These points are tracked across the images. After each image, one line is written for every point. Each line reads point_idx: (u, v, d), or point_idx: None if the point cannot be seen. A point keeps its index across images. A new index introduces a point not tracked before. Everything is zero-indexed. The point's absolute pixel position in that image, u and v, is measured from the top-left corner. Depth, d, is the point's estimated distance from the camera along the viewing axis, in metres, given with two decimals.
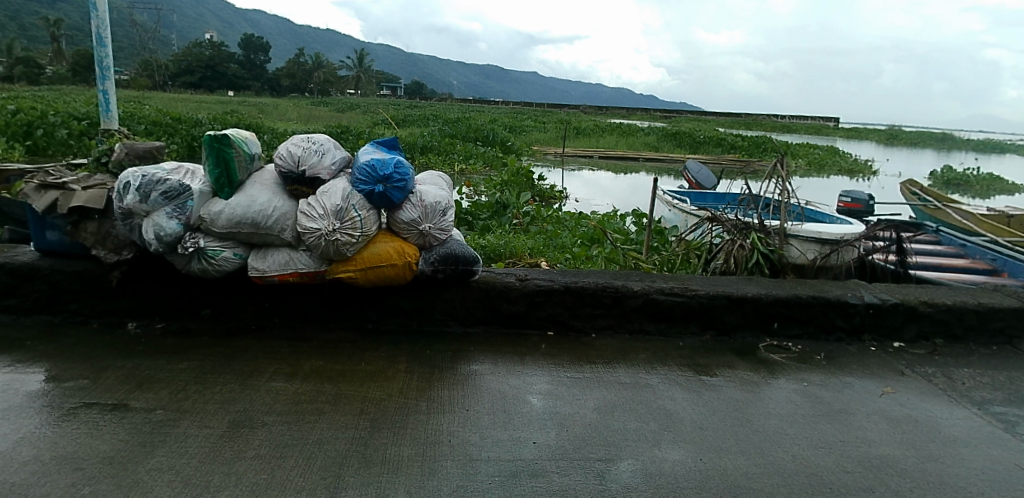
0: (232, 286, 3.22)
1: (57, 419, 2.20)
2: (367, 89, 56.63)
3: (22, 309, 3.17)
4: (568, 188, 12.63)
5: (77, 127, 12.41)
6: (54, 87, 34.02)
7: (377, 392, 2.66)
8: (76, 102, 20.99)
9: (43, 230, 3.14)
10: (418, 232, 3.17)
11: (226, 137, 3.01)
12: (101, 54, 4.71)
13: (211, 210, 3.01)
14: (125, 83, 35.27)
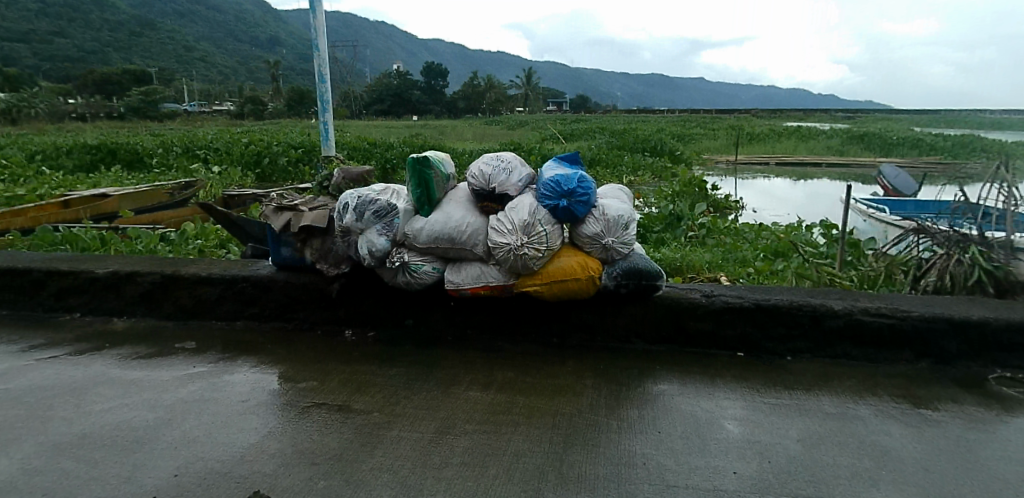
0: (430, 298, 3.43)
1: (294, 416, 2.47)
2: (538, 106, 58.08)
3: (261, 316, 3.59)
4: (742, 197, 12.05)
5: (292, 154, 14.00)
6: (270, 121, 38.62)
7: (567, 407, 2.69)
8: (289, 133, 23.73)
9: (277, 247, 3.55)
10: (601, 245, 3.18)
11: (427, 159, 3.23)
12: (321, 90, 5.27)
13: (414, 227, 3.25)
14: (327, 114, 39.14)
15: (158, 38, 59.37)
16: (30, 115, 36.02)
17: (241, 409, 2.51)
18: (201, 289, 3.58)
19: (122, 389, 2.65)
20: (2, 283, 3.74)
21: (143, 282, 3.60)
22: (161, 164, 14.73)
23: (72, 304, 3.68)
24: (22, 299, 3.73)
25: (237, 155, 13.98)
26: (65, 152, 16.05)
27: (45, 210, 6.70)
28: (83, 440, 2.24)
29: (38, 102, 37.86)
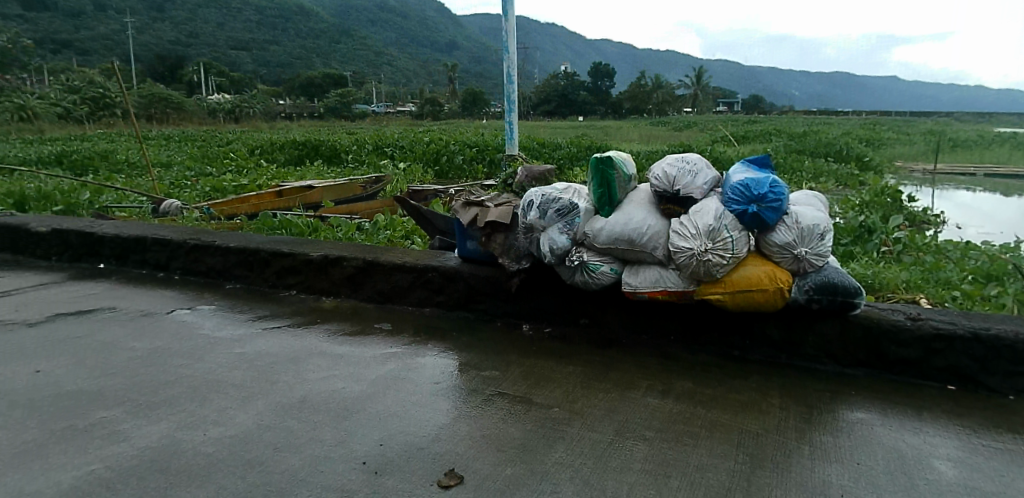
0: (608, 298, 3.40)
1: (480, 403, 2.57)
2: (708, 107, 55.93)
3: (447, 304, 3.76)
4: (942, 210, 10.77)
5: (467, 152, 14.61)
6: (445, 121, 40.54)
7: (753, 425, 2.56)
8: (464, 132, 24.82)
9: (464, 240, 3.69)
10: (792, 256, 2.98)
11: (609, 159, 3.22)
12: (509, 90, 5.44)
13: (594, 227, 3.23)
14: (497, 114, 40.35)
15: (355, 44, 64.53)
16: (248, 114, 40.71)
17: (434, 391, 2.65)
18: (396, 276, 3.83)
19: (332, 361, 2.91)
20: (236, 261, 4.27)
21: (348, 266, 3.92)
22: (355, 160, 16.01)
23: (290, 283, 4.11)
24: (251, 274, 4.23)
25: (420, 153, 15.16)
26: (276, 147, 17.97)
27: (264, 198, 7.55)
28: (303, 403, 2.48)
29: (255, 103, 42.71)
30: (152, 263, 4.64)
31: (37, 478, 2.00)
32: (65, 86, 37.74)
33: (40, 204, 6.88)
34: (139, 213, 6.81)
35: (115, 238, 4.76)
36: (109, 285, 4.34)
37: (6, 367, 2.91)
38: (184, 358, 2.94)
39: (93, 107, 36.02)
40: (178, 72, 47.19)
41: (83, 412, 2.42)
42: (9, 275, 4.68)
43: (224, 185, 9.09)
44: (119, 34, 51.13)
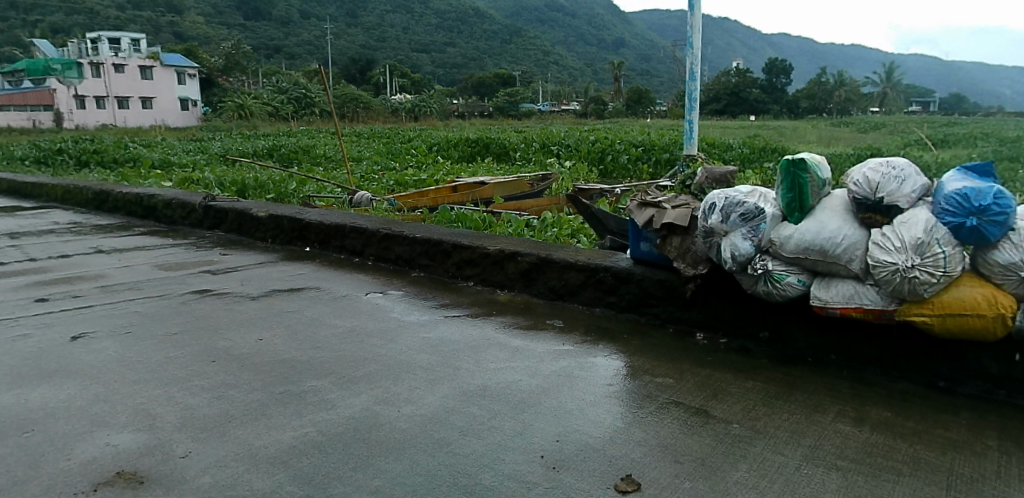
0: (793, 311, 3.15)
1: (655, 410, 2.52)
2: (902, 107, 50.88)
3: (618, 306, 3.68)
4: None
5: (633, 151, 14.42)
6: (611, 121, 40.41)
7: (966, 468, 2.27)
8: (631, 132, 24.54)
9: (638, 241, 3.58)
10: (1018, 278, 2.56)
11: (803, 161, 2.97)
12: (690, 89, 5.28)
13: (781, 234, 2.99)
14: (665, 114, 39.51)
15: (528, 44, 65.88)
16: (426, 113, 43.13)
17: (609, 393, 2.63)
18: (568, 274, 3.84)
19: (510, 353, 2.99)
20: (422, 251, 4.53)
21: (524, 262, 4.01)
22: (523, 159, 16.43)
23: (469, 274, 4.28)
24: (434, 264, 4.46)
25: (585, 152, 15.15)
26: (452, 145, 18.87)
27: (442, 193, 7.93)
28: (485, 392, 2.57)
29: (433, 102, 45.08)
30: (349, 249, 5.05)
31: (263, 435, 2.25)
32: (274, 88, 42.23)
33: (256, 192, 7.76)
34: (335, 203, 7.45)
35: (319, 224, 5.25)
36: (313, 267, 4.79)
37: (235, 334, 3.30)
38: (378, 338, 3.17)
39: (295, 106, 39.98)
40: (368, 73, 51.02)
41: (296, 379, 2.69)
42: (234, 253, 5.32)
43: (406, 180, 9.70)
44: (319, 40, 56.23)
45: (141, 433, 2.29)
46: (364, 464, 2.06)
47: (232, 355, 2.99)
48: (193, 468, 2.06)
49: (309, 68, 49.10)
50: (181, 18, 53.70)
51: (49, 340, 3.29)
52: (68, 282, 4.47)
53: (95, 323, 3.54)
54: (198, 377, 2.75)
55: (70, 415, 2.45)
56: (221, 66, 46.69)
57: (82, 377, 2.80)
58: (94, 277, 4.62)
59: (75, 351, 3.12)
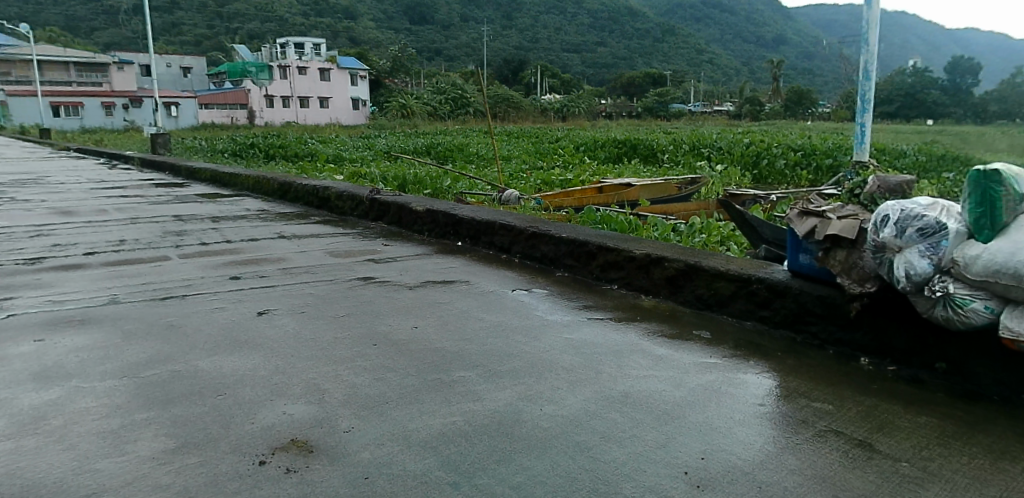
0: (977, 342, 2.81)
1: (812, 437, 2.37)
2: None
3: (772, 321, 3.49)
4: None
5: (792, 156, 13.61)
6: (768, 123, 38.44)
7: None
8: (792, 135, 23.09)
9: (796, 253, 3.39)
10: None
11: (998, 173, 2.66)
12: (864, 88, 4.89)
13: (967, 254, 2.66)
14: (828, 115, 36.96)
15: (682, 42, 64.08)
16: (574, 113, 43.32)
17: (759, 413, 2.52)
18: (718, 283, 3.70)
19: (654, 361, 2.95)
20: (567, 251, 4.56)
21: (671, 268, 3.91)
22: (673, 161, 16.05)
23: (613, 277, 4.25)
24: (578, 265, 4.48)
25: (739, 155, 14.57)
26: (600, 145, 18.81)
27: (587, 194, 7.93)
28: (628, 399, 2.55)
29: (582, 102, 45.16)
30: (497, 246, 5.19)
31: (417, 418, 2.38)
32: (432, 88, 44.20)
33: (414, 188, 8.17)
34: (486, 201, 7.68)
35: (471, 221, 5.45)
36: (465, 261, 4.98)
37: (392, 320, 3.50)
38: (523, 335, 3.24)
39: (452, 105, 41.58)
40: (520, 73, 52.03)
41: (446, 369, 2.81)
42: (394, 244, 5.65)
43: (553, 180, 9.79)
44: (476, 42, 58.14)
45: (311, 405, 2.50)
46: (507, 459, 2.11)
47: (390, 340, 3.18)
48: (355, 443, 2.22)
49: (465, 70, 50.93)
50: (354, 23, 57.74)
51: (238, 314, 3.68)
52: (254, 263, 4.96)
53: (275, 301, 3.90)
54: (360, 358, 2.96)
55: (257, 382, 2.73)
56: (386, 67, 49.66)
57: (265, 349, 3.11)
58: (276, 259, 5.10)
59: (259, 325, 3.47)
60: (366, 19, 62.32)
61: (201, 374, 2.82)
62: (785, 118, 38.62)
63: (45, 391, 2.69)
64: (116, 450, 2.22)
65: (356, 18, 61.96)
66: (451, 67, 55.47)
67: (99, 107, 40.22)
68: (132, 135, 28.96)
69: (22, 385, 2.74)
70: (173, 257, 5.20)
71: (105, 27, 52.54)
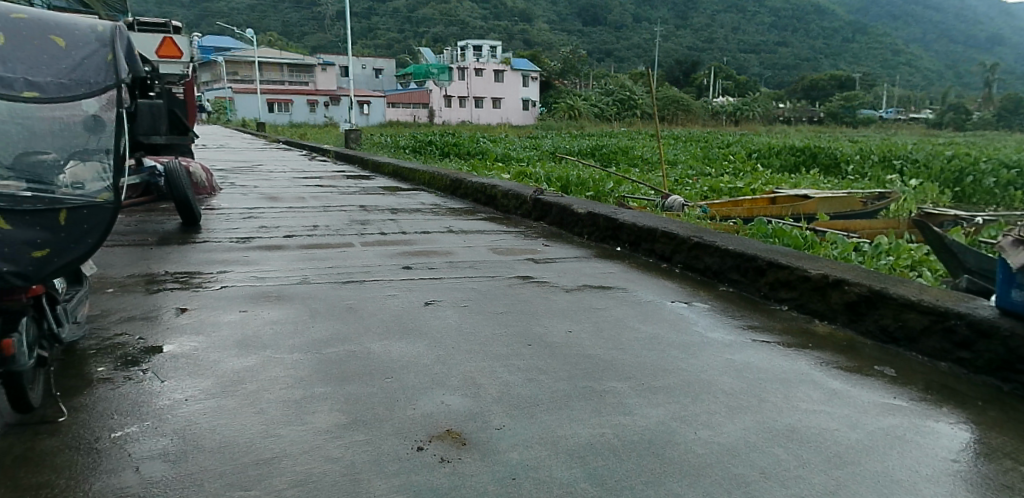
0: None
1: None
2: None
3: (973, 365, 3.03)
4: None
5: (1005, 174, 12.03)
6: (976, 132, 34.44)
7: None
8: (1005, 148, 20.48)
9: (1008, 288, 2.91)
10: None
11: None
12: None
13: None
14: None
15: (877, 43, 59.05)
16: (748, 117, 41.45)
17: (951, 470, 2.22)
18: (908, 314, 3.31)
19: (827, 396, 2.71)
20: (734, 265, 4.33)
21: (851, 292, 3.58)
22: (857, 173, 14.81)
23: (783, 297, 3.97)
24: (745, 281, 4.24)
25: (938, 169, 13.14)
26: (774, 152, 17.81)
27: (758, 205, 7.51)
28: (795, 434, 2.36)
29: (758, 105, 43.07)
30: (658, 254, 5.05)
31: (568, 426, 2.35)
32: (602, 89, 44.19)
33: (578, 189, 8.19)
34: (648, 205, 7.52)
35: (632, 226, 5.35)
36: (624, 267, 4.89)
37: (549, 322, 3.51)
38: (682, 351, 3.11)
39: (619, 107, 41.45)
40: (692, 76, 50.61)
41: (599, 377, 2.77)
42: (555, 245, 5.68)
43: (722, 187, 9.39)
44: (649, 42, 57.31)
45: (468, 398, 2.56)
46: (656, 481, 2.03)
47: (545, 342, 3.19)
48: (505, 442, 2.24)
49: (635, 71, 50.44)
50: (530, 26, 59.22)
51: (408, 302, 3.87)
52: (424, 255, 5.21)
53: (441, 293, 4.06)
54: (515, 357, 2.99)
55: (420, 370, 2.84)
56: (558, 68, 50.38)
57: (429, 338, 3.24)
58: (444, 252, 5.31)
59: (426, 315, 3.62)
60: (540, 21, 63.56)
61: (372, 356, 3.00)
62: (996, 127, 34.36)
63: (244, 357, 2.99)
64: (297, 419, 2.41)
65: (532, 21, 63.42)
66: (622, 68, 55.12)
67: (304, 104, 44.59)
68: (331, 130, 31.82)
69: (227, 350, 3.07)
70: (355, 244, 5.59)
71: (311, 32, 57.98)
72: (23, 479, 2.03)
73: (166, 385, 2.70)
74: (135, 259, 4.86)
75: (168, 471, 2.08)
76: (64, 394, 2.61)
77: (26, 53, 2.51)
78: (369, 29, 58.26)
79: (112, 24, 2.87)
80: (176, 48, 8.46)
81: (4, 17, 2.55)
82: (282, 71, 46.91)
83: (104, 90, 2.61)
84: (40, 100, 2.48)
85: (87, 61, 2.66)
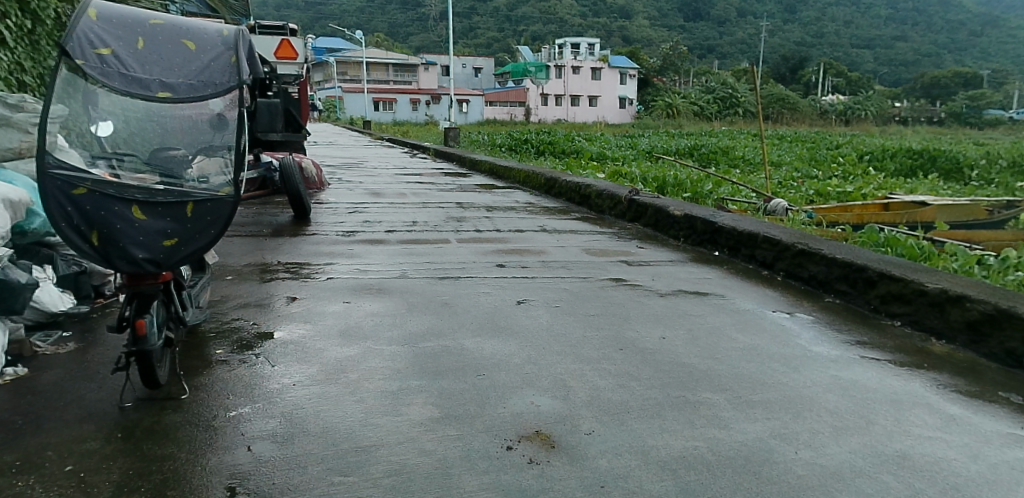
0: None
1: None
2: None
3: None
4: None
5: None
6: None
7: None
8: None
9: None
10: None
11: None
12: None
13: None
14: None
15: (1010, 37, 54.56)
16: (860, 116, 39.30)
17: None
18: None
19: (943, 421, 2.53)
20: (842, 275, 4.12)
21: (973, 310, 3.32)
22: (983, 178, 13.75)
23: (895, 311, 3.74)
24: (853, 292, 4.02)
25: None
26: (889, 154, 16.80)
27: (870, 211, 7.11)
28: (905, 461, 2.22)
29: (872, 104, 40.75)
30: (759, 260, 4.88)
31: (660, 436, 2.31)
32: (703, 87, 43.10)
33: (675, 190, 8.02)
34: (749, 209, 7.26)
35: (732, 230, 5.19)
36: (722, 272, 4.75)
37: (643, 327, 3.47)
38: (783, 364, 2.99)
39: (720, 105, 40.37)
40: (801, 73, 48.50)
41: (692, 387, 2.70)
42: (650, 248, 5.59)
43: (830, 191, 8.94)
44: (754, 38, 55.35)
45: (558, 400, 2.57)
46: None
47: (638, 347, 3.15)
48: (594, 448, 2.23)
49: (738, 68, 48.85)
50: (630, 23, 58.49)
51: (501, 300, 3.92)
52: (518, 253, 5.25)
53: (534, 293, 4.09)
54: (607, 361, 2.97)
55: (511, 369, 2.87)
56: (657, 66, 49.50)
57: (521, 337, 3.27)
58: (537, 251, 5.33)
59: (518, 314, 3.65)
60: (641, 18, 62.62)
61: (465, 353, 3.05)
62: None
63: (347, 347, 3.12)
64: (393, 410, 2.48)
65: (632, 17, 62.59)
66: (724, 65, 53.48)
67: (406, 103, 45.94)
68: (434, 128, 32.77)
69: (331, 339, 3.21)
70: (452, 240, 5.70)
71: (415, 32, 59.57)
72: (150, 451, 2.20)
73: (275, 370, 2.85)
74: (251, 249, 5.15)
75: (276, 452, 2.19)
76: (187, 374, 2.81)
77: (160, 57, 2.74)
78: (470, 28, 59.26)
79: (240, 26, 3.03)
80: (292, 49, 8.91)
81: (143, 23, 2.81)
82: (387, 71, 48.52)
83: (227, 91, 2.76)
84: (172, 100, 2.69)
85: (213, 63, 2.82)
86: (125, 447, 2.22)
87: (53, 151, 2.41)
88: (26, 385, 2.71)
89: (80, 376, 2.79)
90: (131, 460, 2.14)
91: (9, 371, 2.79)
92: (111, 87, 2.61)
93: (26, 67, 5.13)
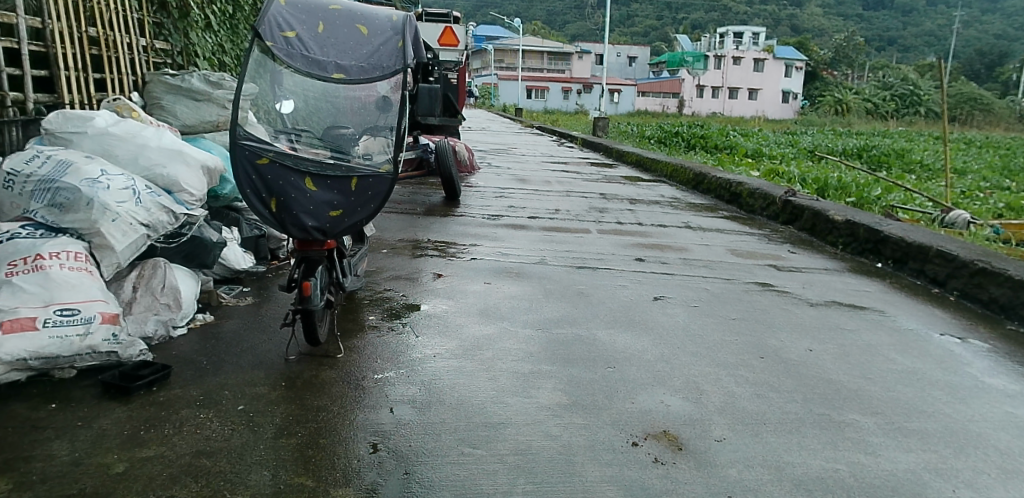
0: None
1: None
2: None
3: None
4: None
5: None
6: None
7: None
8: None
9: None
10: None
11: None
12: None
13: None
14: None
15: None
16: None
17: None
18: None
19: None
20: None
21: None
22: None
23: None
24: None
25: None
26: None
27: None
28: None
29: None
30: (929, 276, 4.49)
31: (795, 452, 2.23)
32: (881, 84, 39.85)
33: (838, 194, 7.52)
34: (923, 219, 6.67)
35: (899, 241, 4.80)
36: (883, 286, 4.42)
37: (788, 336, 3.31)
38: (946, 393, 2.76)
39: (897, 104, 37.16)
40: (998, 71, 43.35)
41: (838, 406, 2.57)
42: (803, 253, 5.30)
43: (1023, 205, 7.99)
44: (945, 30, 50.15)
45: (689, 402, 2.53)
46: None
47: (780, 357, 3.02)
48: (724, 456, 2.19)
49: (922, 63, 44.55)
50: (801, 13, 55.00)
51: (639, 294, 3.90)
52: (660, 248, 5.17)
53: (673, 290, 4.03)
54: (744, 367, 2.88)
55: (643, 365, 2.86)
56: (828, 59, 46.25)
57: (655, 334, 3.24)
58: (680, 248, 5.23)
59: (655, 310, 3.62)
60: (812, 6, 58.61)
61: (599, 344, 3.08)
62: None
63: (486, 326, 3.25)
64: (527, 392, 2.57)
65: (803, 6, 58.82)
66: (905, 59, 48.96)
67: (560, 91, 46.23)
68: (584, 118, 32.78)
69: (472, 317, 3.35)
70: (593, 231, 5.72)
71: (571, 20, 59.48)
72: (308, 401, 2.42)
73: (420, 341, 3.03)
74: (405, 226, 5.45)
75: (415, 416, 2.34)
76: (343, 334, 3.05)
77: (337, 40, 2.95)
78: (628, 15, 58.26)
79: (409, 14, 3.19)
80: (454, 37, 9.17)
81: (325, 8, 3.04)
82: (543, 58, 48.98)
83: (393, 74, 2.92)
84: (345, 82, 2.88)
85: (383, 47, 2.99)
86: (287, 395, 2.46)
87: (243, 124, 2.73)
88: (212, 331, 3.05)
89: (255, 327, 3.11)
90: (291, 407, 2.37)
91: (199, 316, 3.16)
92: (294, 67, 2.84)
93: (226, 48, 5.74)
